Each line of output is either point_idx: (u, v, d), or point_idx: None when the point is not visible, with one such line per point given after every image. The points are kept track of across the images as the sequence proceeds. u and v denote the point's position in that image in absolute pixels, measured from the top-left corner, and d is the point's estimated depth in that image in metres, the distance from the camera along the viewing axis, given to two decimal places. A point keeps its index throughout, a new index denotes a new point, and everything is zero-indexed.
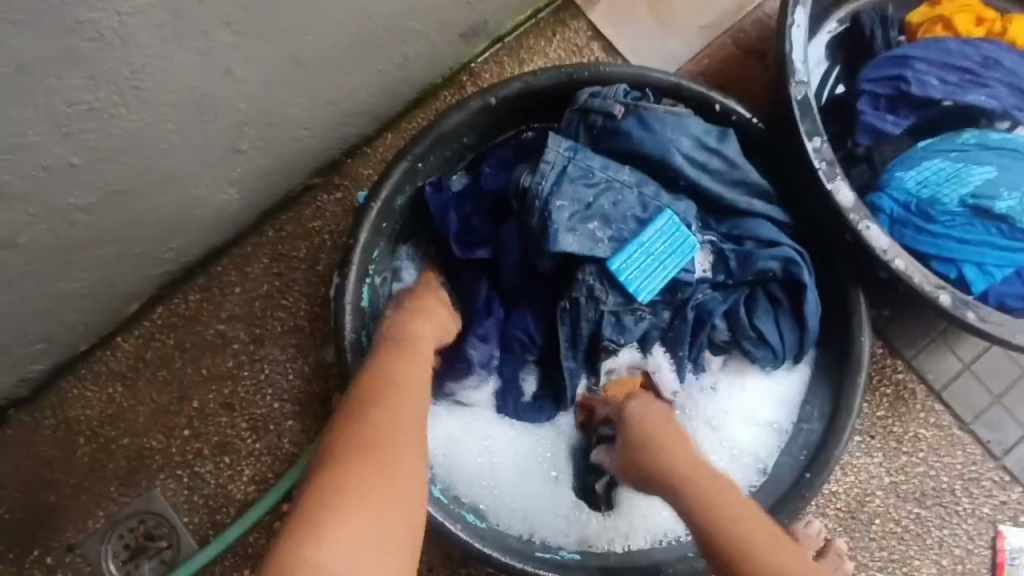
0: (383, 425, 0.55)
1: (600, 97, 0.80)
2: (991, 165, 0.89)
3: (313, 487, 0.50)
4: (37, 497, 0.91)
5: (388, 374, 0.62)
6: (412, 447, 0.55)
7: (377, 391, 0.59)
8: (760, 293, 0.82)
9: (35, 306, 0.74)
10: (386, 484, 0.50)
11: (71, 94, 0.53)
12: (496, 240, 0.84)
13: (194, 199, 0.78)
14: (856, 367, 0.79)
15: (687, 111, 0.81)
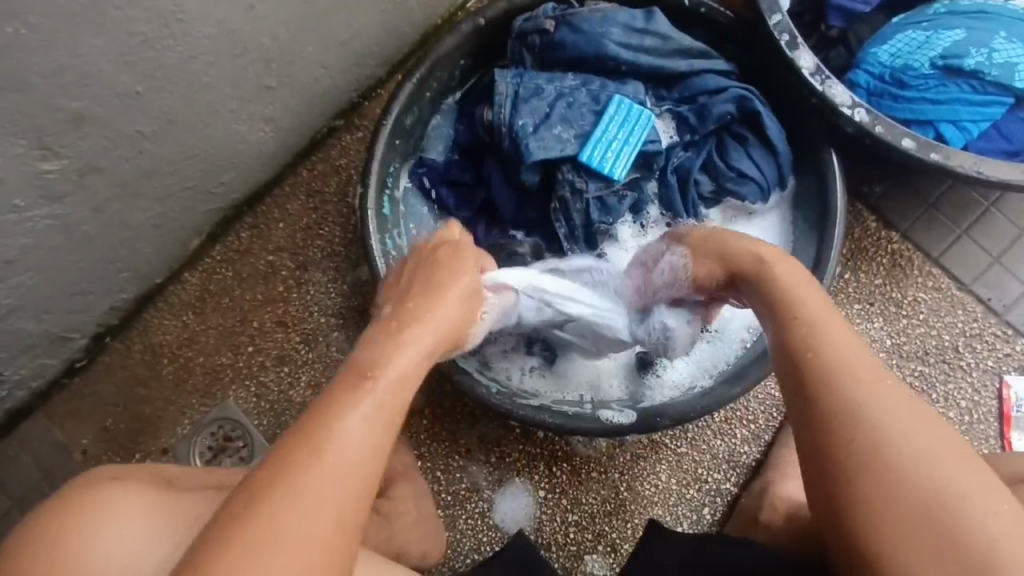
0: (287, 505, 0.49)
1: (531, 19, 0.91)
2: (961, 28, 0.93)
3: (203, 556, 0.47)
4: (135, 410, 1.08)
5: (326, 421, 0.53)
6: (328, 486, 0.50)
7: (293, 466, 0.50)
8: (724, 137, 0.91)
9: (116, 231, 0.90)
10: (288, 518, 0.48)
11: (129, 25, 0.67)
12: (485, 182, 0.96)
13: (235, 133, 0.92)
14: (834, 212, 0.86)
15: (610, 5, 0.90)
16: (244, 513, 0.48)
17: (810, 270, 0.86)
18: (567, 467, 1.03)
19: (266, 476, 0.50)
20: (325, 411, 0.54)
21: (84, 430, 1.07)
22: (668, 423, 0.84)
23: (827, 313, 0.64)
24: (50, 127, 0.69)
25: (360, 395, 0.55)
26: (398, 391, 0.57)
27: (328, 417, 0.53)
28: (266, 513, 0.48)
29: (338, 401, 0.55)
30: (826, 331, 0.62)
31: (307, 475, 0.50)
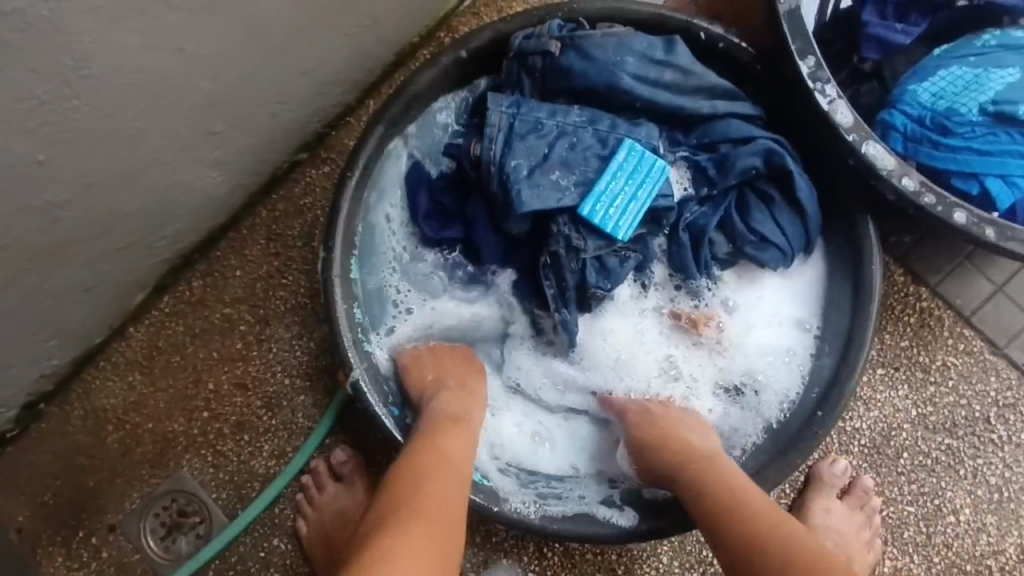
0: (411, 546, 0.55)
1: (534, 38, 0.78)
2: (1014, 68, 0.81)
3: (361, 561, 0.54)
4: (77, 482, 0.96)
5: (432, 459, 0.65)
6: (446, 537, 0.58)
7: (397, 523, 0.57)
8: (747, 193, 0.79)
9: (37, 302, 0.77)
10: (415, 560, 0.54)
11: (18, 87, 0.53)
12: (468, 222, 0.84)
13: (177, 185, 0.79)
14: (872, 290, 0.75)
15: (627, 29, 0.77)
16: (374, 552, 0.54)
17: (839, 355, 0.76)
18: (560, 548, 0.93)
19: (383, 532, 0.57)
20: (419, 485, 0.62)
21: (19, 506, 0.95)
22: (674, 531, 0.74)
23: (688, 440, 0.74)
24: None
25: (444, 459, 0.66)
26: (463, 461, 0.67)
27: (430, 471, 0.64)
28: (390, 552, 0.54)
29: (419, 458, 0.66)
30: (705, 454, 0.71)
31: (423, 525, 0.58)
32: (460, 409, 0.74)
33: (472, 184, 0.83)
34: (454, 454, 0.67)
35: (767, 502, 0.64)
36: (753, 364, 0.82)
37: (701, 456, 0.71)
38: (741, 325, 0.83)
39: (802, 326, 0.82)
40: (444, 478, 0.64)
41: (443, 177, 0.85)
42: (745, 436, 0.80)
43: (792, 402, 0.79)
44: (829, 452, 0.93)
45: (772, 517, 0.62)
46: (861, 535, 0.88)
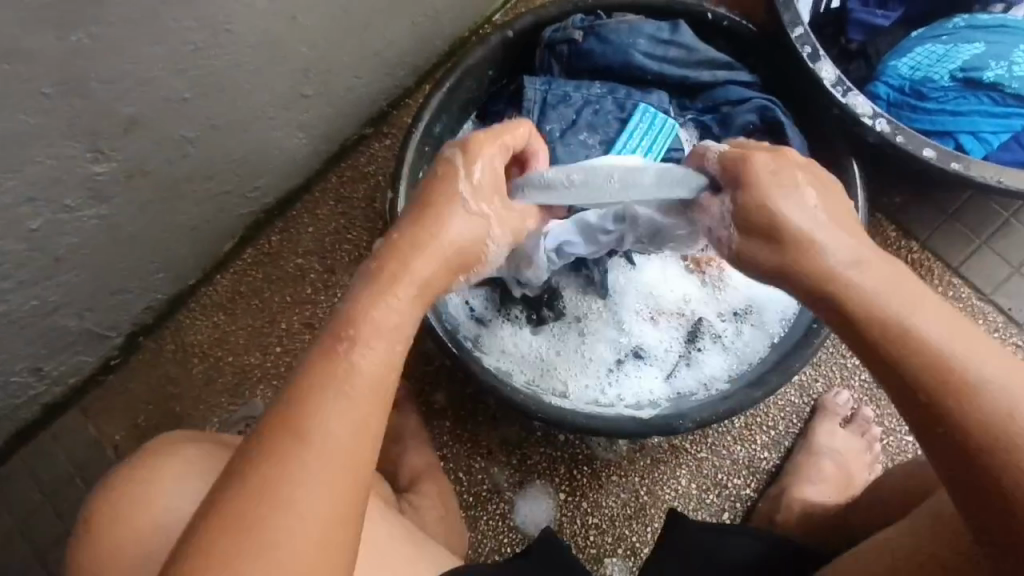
0: (326, 408, 0.51)
1: (560, 30, 0.93)
2: (980, 41, 0.94)
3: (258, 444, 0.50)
4: (167, 407, 1.10)
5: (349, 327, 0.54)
6: (353, 404, 0.52)
7: (294, 435, 0.50)
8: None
9: (157, 232, 0.93)
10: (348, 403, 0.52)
11: (183, 33, 0.71)
12: None
13: (273, 140, 0.96)
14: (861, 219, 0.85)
15: (637, 17, 0.92)
16: (269, 461, 0.49)
17: None
18: (587, 470, 1.04)
19: (279, 433, 0.50)
20: (326, 381, 0.52)
21: (116, 427, 1.10)
22: (691, 426, 0.85)
23: (878, 294, 0.55)
24: (104, 131, 0.73)
25: (351, 373, 0.52)
26: (384, 369, 0.54)
27: (340, 372, 0.52)
28: (279, 468, 0.49)
29: (336, 349, 0.53)
30: (912, 311, 0.54)
31: (328, 420, 0.51)
32: (388, 294, 0.56)
33: None
34: (359, 355, 0.53)
35: (966, 352, 0.52)
36: (753, 293, 0.96)
37: (883, 304, 0.54)
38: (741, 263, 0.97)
39: None
40: (356, 367, 0.53)
41: None
42: (753, 351, 0.94)
43: (790, 319, 0.94)
44: (833, 385, 1.04)
45: (957, 353, 0.52)
46: (862, 457, 0.99)
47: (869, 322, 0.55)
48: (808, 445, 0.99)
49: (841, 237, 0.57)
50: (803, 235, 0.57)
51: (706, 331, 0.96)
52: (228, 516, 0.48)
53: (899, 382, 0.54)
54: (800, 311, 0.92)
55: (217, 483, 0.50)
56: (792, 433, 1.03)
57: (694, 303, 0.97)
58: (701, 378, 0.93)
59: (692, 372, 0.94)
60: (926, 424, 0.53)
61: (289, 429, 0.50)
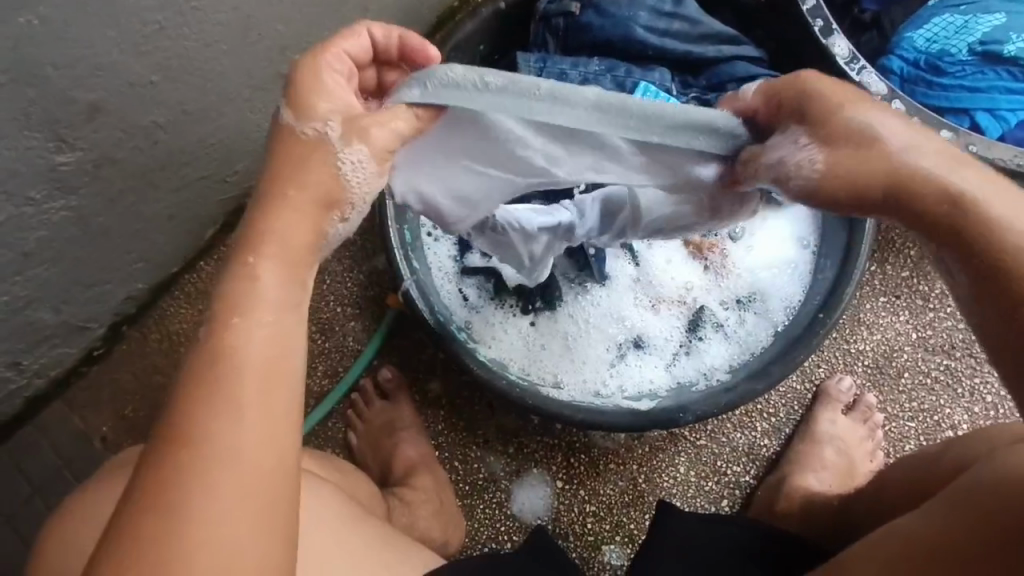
0: (220, 418, 0.45)
1: (556, 2, 0.88)
2: (1001, 12, 0.89)
3: (155, 464, 0.44)
4: (153, 398, 1.08)
5: (233, 322, 0.47)
6: (253, 408, 0.46)
7: (187, 443, 0.44)
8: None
9: (133, 221, 0.89)
10: (246, 410, 0.46)
11: (144, 12, 0.65)
12: None
13: (253, 122, 0.91)
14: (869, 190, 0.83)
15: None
16: (165, 472, 0.44)
17: (839, 263, 0.86)
18: (585, 459, 1.02)
19: (174, 440, 0.45)
20: (214, 376, 0.46)
21: (103, 418, 1.07)
22: (692, 419, 0.82)
23: (969, 204, 0.49)
24: (65, 119, 0.68)
25: (236, 360, 0.46)
26: (276, 342, 0.47)
27: (226, 364, 0.46)
28: (179, 477, 0.44)
29: (216, 338, 0.47)
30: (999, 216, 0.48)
31: (225, 416, 0.45)
32: (265, 267, 0.48)
33: None
34: (242, 338, 0.47)
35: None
36: (758, 280, 0.93)
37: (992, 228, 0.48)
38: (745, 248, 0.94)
39: (800, 244, 0.92)
40: (242, 355, 0.46)
41: None
42: (756, 339, 0.91)
43: (795, 307, 0.91)
44: (836, 371, 1.01)
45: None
46: (863, 445, 0.97)
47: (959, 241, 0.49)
48: (809, 432, 0.98)
49: (937, 148, 0.49)
50: (886, 147, 0.48)
51: (708, 320, 0.93)
52: (134, 538, 0.43)
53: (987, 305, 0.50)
54: (805, 297, 0.89)
55: (118, 506, 0.45)
56: (793, 420, 1.01)
57: (696, 291, 0.94)
58: (702, 368, 0.91)
59: (692, 361, 0.92)
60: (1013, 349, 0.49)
61: (185, 433, 0.45)
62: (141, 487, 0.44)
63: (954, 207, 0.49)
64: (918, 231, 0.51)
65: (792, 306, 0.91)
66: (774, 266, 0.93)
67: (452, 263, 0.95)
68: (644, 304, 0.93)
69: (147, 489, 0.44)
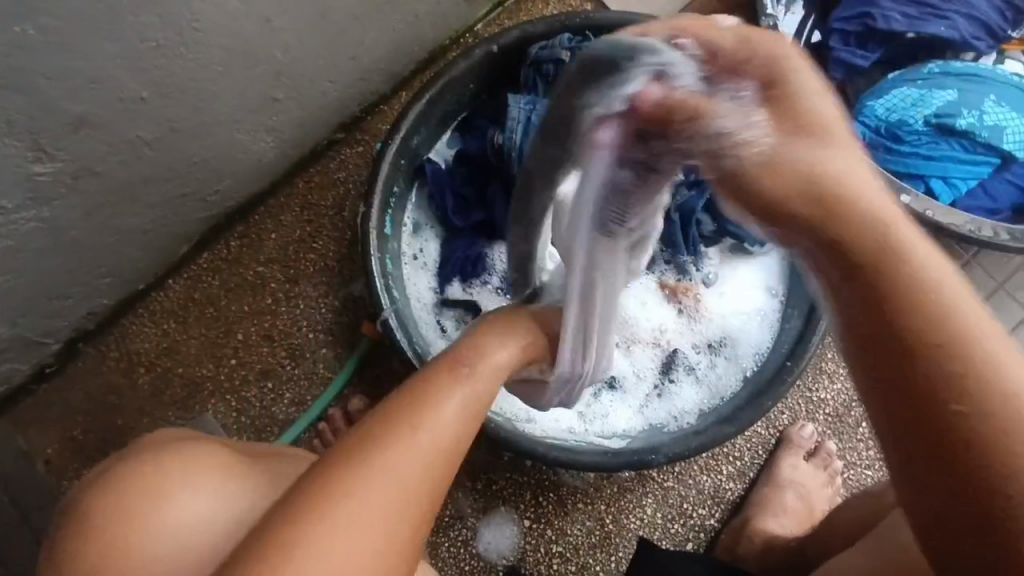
0: (417, 435, 0.50)
1: (547, 48, 0.91)
2: (953, 88, 0.96)
3: (364, 431, 0.50)
4: (107, 420, 1.03)
5: (451, 389, 0.55)
6: (441, 451, 0.51)
7: (403, 429, 0.50)
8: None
9: (105, 236, 0.86)
10: (433, 442, 0.51)
11: (145, 30, 0.65)
12: (487, 200, 0.95)
13: (238, 142, 0.90)
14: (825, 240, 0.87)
15: (625, 40, 0.90)
16: (360, 451, 0.48)
17: (805, 317, 0.89)
18: (554, 497, 1.02)
19: (365, 437, 0.50)
20: (402, 416, 0.51)
21: (50, 440, 1.01)
22: (663, 461, 0.83)
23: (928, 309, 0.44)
24: (49, 130, 0.67)
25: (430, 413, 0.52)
26: (468, 419, 0.54)
27: (421, 410, 0.52)
28: (368, 461, 0.48)
29: (439, 386, 0.55)
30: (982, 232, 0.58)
31: (413, 435, 0.50)
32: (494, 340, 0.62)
33: (492, 168, 0.95)
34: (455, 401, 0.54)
35: None
36: (728, 325, 0.95)
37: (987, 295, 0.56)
38: (719, 294, 0.96)
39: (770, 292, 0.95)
40: (455, 408, 0.54)
41: (463, 161, 0.96)
42: (726, 385, 0.93)
43: (763, 353, 0.93)
44: (798, 418, 1.04)
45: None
46: (823, 489, 1.00)
47: (897, 345, 0.44)
48: (773, 476, 1.00)
49: None
50: None
51: (681, 363, 0.94)
52: (277, 533, 0.44)
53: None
54: (775, 341, 0.93)
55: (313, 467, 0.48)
56: (757, 464, 1.03)
57: (669, 334, 0.95)
58: (672, 411, 0.93)
59: (663, 403, 0.93)
60: (923, 452, 0.45)
61: (383, 438, 0.49)
62: (350, 438, 0.50)
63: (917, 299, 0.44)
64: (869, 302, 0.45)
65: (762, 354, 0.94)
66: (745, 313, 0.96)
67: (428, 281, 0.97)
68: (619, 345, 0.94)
69: (359, 441, 0.49)
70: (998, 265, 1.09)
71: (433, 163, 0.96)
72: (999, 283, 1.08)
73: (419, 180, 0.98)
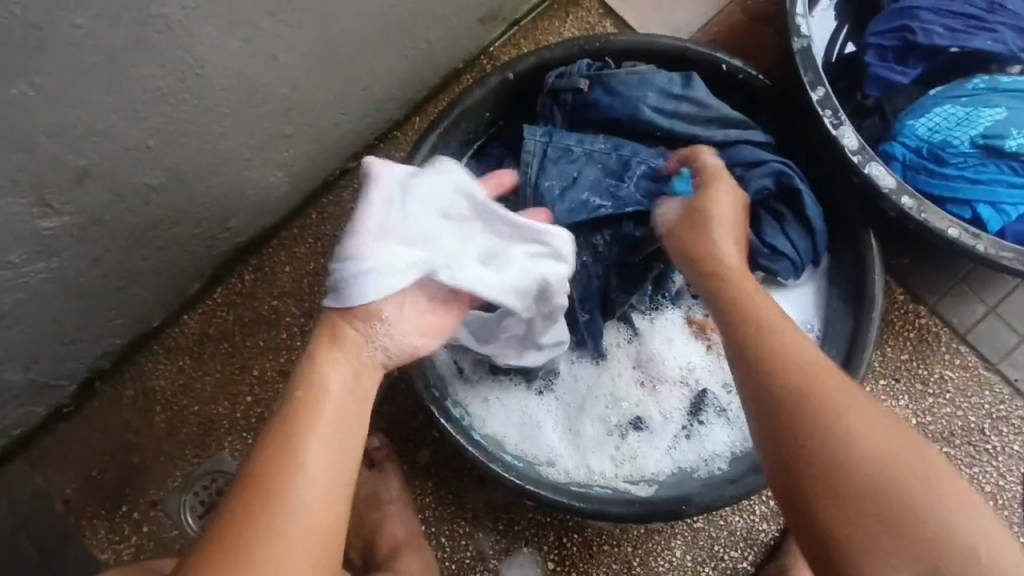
0: (288, 505, 0.56)
1: (565, 76, 0.87)
2: (1001, 106, 0.90)
3: (226, 520, 0.56)
4: (124, 459, 1.01)
5: (292, 453, 0.59)
6: (315, 501, 0.57)
7: (262, 515, 0.56)
8: (762, 212, 0.86)
9: (116, 279, 0.85)
10: (306, 497, 0.57)
11: (147, 80, 0.63)
12: None
13: (248, 180, 0.88)
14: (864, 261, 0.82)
15: (648, 67, 0.86)
16: (237, 546, 0.54)
17: (846, 355, 0.82)
18: (578, 538, 0.98)
19: (225, 529, 0.55)
20: (270, 467, 0.58)
21: (68, 480, 1.01)
22: (694, 512, 0.79)
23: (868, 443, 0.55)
24: (53, 184, 0.65)
25: (293, 454, 0.58)
26: (331, 464, 0.59)
27: (283, 451, 0.58)
28: (246, 551, 0.54)
29: (280, 452, 0.59)
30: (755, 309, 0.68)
31: (280, 502, 0.56)
32: (331, 363, 0.64)
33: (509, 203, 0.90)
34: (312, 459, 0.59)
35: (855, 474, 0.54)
36: None
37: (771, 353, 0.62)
38: None
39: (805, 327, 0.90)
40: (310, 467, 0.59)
41: None
42: None
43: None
44: None
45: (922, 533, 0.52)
46: None
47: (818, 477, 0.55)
48: None
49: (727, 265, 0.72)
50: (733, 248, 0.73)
51: (710, 403, 0.90)
52: None
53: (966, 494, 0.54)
54: None
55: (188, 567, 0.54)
56: None
57: (698, 372, 0.91)
58: (702, 453, 0.88)
59: (693, 445, 0.89)
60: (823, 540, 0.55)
61: (240, 532, 0.55)
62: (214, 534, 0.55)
63: (798, 393, 0.58)
64: (757, 381, 0.61)
65: None
66: None
67: None
68: (644, 383, 0.91)
69: (219, 537, 0.55)
70: None
71: None
72: None
73: None
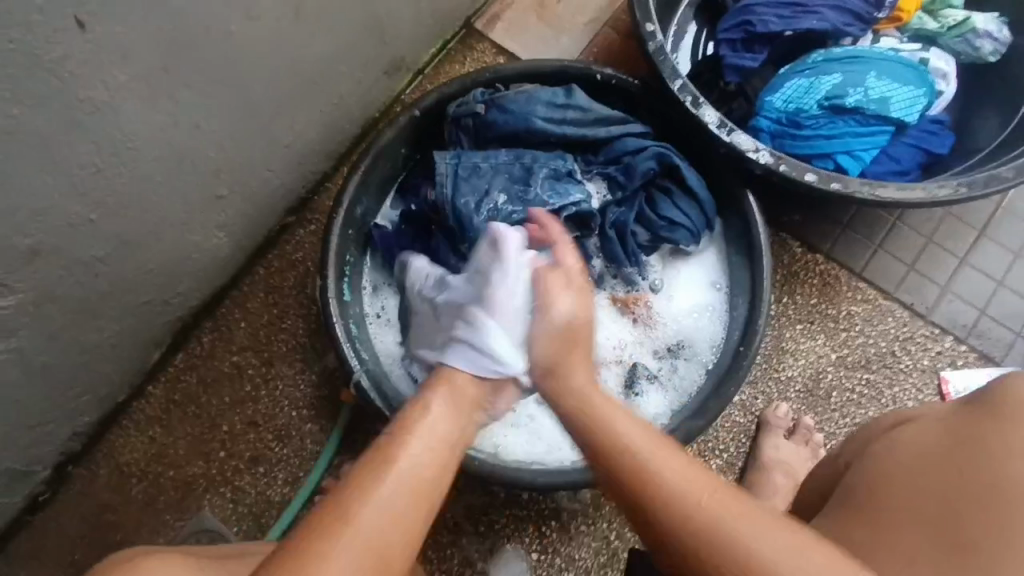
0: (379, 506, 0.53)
1: (463, 105, 0.98)
2: (837, 72, 1.05)
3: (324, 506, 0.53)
4: (104, 537, 1.03)
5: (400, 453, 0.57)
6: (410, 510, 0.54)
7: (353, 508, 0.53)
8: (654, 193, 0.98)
9: (76, 354, 0.90)
10: (397, 508, 0.54)
11: (81, 158, 0.71)
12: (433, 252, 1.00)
13: (191, 242, 0.95)
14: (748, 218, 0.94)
15: (533, 87, 0.98)
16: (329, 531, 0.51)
17: (749, 300, 0.94)
18: (556, 524, 1.03)
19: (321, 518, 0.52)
20: (367, 470, 0.55)
21: (50, 567, 1.02)
22: None
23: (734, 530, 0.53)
24: (4, 265, 0.71)
25: (396, 460, 0.56)
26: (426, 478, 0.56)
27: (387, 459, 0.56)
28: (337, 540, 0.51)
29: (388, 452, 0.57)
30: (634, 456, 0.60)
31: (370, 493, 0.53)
32: (441, 397, 0.64)
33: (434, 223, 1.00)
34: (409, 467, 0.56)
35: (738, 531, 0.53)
36: (684, 325, 1.00)
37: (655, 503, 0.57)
38: (668, 297, 1.01)
39: (716, 287, 1.01)
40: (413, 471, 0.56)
41: (405, 220, 1.01)
42: (691, 382, 0.97)
43: (720, 345, 0.98)
44: (772, 400, 1.08)
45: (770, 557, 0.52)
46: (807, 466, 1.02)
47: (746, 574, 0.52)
48: (757, 461, 1.02)
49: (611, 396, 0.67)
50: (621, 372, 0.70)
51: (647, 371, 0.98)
52: None
53: (937, 459, 0.63)
54: (726, 327, 0.98)
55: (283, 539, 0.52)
56: (743, 453, 1.06)
57: (631, 347, 0.99)
58: (645, 417, 0.96)
59: (637, 410, 0.96)
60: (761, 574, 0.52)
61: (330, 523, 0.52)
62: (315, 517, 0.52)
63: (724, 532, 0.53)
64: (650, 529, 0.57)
65: (719, 346, 0.98)
66: (697, 310, 1.01)
67: (393, 336, 1.01)
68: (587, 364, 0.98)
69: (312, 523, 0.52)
70: (923, 219, 1.15)
71: (379, 229, 1.02)
72: (928, 237, 1.15)
73: (371, 247, 1.03)
